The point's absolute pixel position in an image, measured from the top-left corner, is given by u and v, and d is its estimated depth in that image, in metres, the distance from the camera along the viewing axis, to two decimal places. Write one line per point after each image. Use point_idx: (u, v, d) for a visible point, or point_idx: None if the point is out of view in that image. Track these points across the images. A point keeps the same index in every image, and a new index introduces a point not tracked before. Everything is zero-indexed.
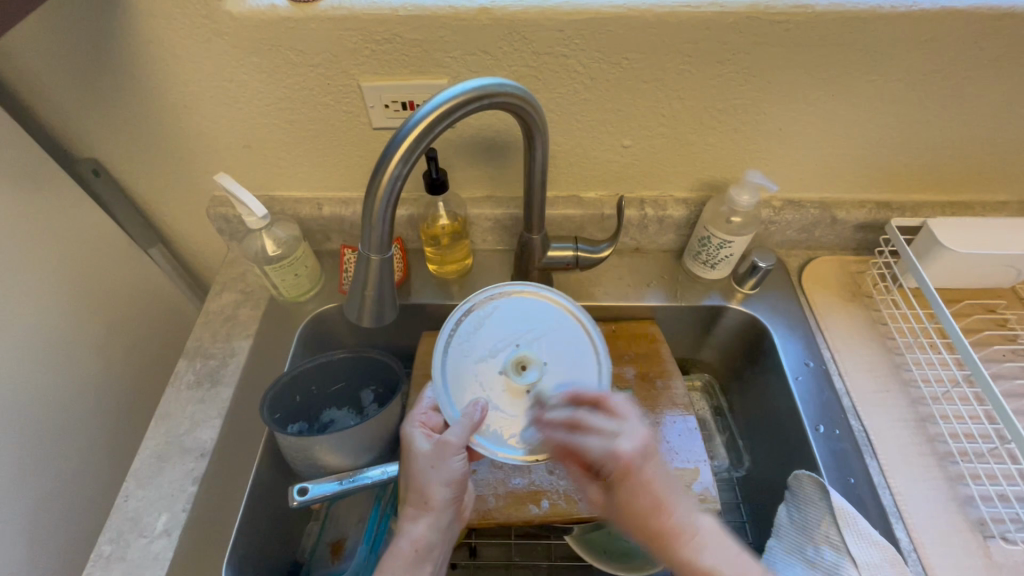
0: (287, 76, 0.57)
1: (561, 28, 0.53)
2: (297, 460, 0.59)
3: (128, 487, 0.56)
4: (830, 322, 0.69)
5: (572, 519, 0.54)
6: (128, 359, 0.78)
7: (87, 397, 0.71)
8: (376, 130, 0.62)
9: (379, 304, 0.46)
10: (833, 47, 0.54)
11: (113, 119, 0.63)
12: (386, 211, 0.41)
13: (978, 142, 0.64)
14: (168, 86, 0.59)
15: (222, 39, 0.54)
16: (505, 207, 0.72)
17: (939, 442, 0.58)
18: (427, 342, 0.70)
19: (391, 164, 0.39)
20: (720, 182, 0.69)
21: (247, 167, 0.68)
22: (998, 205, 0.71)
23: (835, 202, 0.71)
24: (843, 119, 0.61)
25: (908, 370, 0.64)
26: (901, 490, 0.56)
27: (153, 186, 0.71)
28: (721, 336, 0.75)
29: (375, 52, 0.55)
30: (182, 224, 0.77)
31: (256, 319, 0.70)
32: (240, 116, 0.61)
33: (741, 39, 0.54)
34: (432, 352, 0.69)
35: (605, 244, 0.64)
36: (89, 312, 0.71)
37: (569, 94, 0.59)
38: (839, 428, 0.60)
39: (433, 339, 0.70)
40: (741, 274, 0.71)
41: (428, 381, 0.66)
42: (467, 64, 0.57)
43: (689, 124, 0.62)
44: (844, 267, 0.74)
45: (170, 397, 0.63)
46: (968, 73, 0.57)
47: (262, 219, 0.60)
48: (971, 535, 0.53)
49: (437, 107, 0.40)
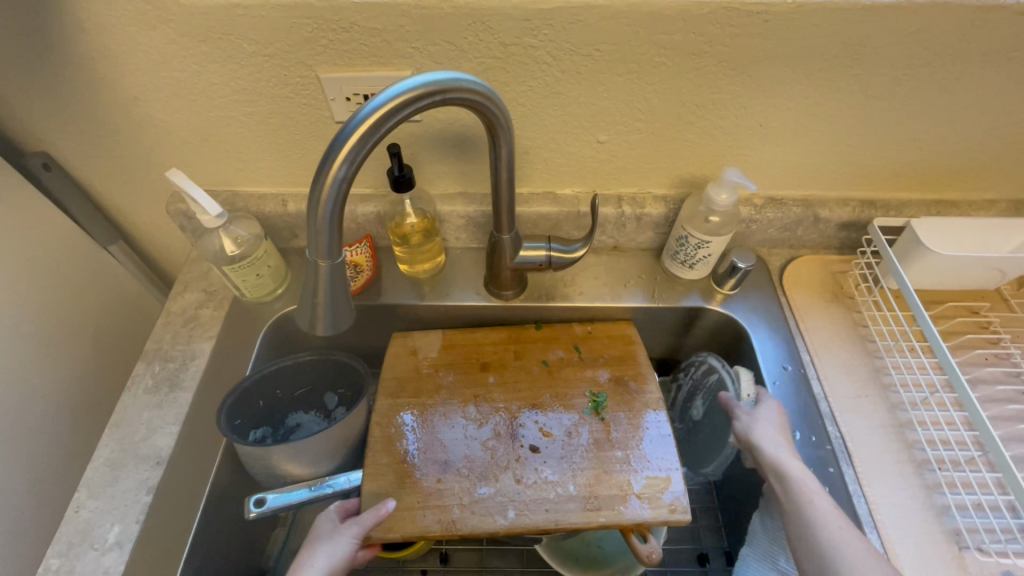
0: (241, 66, 0.54)
1: (529, 17, 0.50)
2: (257, 468, 0.57)
3: (79, 497, 0.54)
4: (809, 324, 0.67)
5: (534, 531, 0.53)
6: (86, 363, 0.75)
7: (42, 403, 0.69)
8: (339, 124, 0.59)
9: (331, 311, 0.44)
10: (815, 39, 0.52)
11: (58, 109, 0.59)
12: (332, 214, 0.38)
13: (964, 139, 0.62)
14: (114, 75, 0.55)
15: (169, 26, 0.51)
16: (477, 203, 0.69)
17: (917, 449, 0.57)
18: (396, 344, 0.67)
19: (334, 165, 0.37)
20: (700, 179, 0.66)
21: (206, 161, 0.65)
22: (985, 203, 0.69)
23: (818, 200, 0.69)
24: (827, 115, 0.59)
25: (887, 374, 0.62)
26: (877, 499, 0.54)
27: (107, 181, 0.68)
28: (701, 336, 0.73)
29: (333, 42, 0.52)
30: (142, 219, 0.74)
31: (218, 320, 0.67)
32: (194, 109, 0.58)
33: (718, 30, 0.51)
34: (401, 355, 0.66)
35: (578, 243, 0.61)
36: (42, 315, 0.68)
37: (539, 88, 0.56)
38: (816, 435, 0.59)
39: (401, 341, 0.68)
40: (720, 274, 0.68)
41: (395, 384, 0.64)
42: (431, 55, 0.53)
43: (665, 119, 0.59)
44: (826, 267, 0.72)
45: (126, 402, 0.60)
46: (954, 67, 0.54)
47: (218, 218, 0.57)
48: (946, 546, 0.52)
49: (383, 103, 0.37)
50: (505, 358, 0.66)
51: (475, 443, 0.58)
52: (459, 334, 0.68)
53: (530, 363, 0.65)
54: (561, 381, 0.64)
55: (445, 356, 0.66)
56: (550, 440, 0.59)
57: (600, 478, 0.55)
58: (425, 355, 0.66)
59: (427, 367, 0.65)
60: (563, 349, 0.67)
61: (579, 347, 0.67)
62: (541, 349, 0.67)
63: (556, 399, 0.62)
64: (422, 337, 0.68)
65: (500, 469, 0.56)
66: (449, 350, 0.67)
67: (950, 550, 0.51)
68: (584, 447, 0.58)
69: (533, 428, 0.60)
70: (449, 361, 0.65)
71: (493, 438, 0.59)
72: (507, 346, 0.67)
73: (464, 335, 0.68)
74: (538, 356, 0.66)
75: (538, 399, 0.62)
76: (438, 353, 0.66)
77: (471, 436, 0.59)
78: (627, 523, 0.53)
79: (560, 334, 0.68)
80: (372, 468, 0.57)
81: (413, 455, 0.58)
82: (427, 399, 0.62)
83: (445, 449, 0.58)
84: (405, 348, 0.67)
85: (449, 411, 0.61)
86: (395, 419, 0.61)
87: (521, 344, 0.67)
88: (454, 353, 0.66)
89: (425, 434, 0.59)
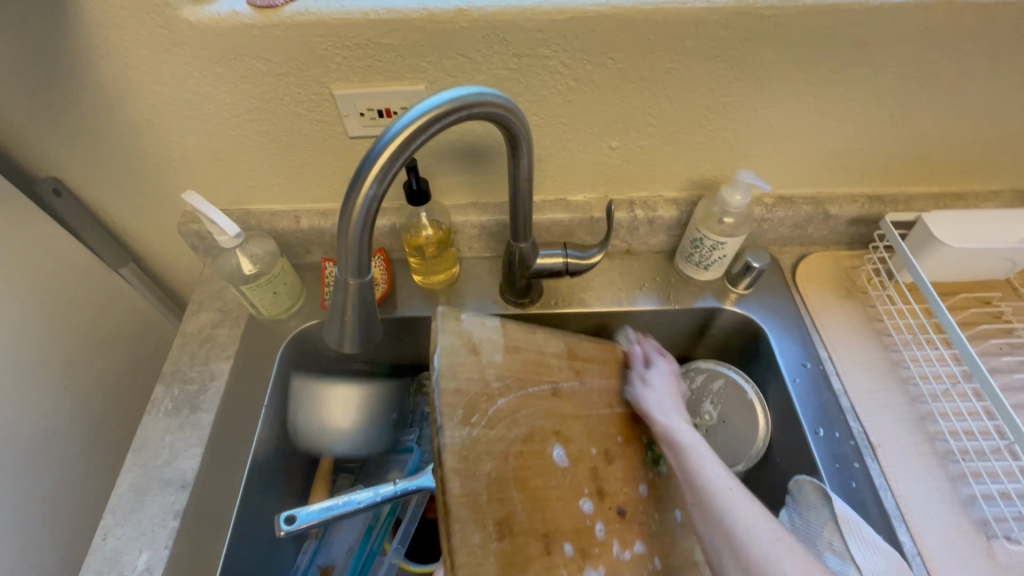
0: (254, 86, 0.54)
1: (543, 28, 0.50)
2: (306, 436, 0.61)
3: (105, 524, 0.54)
4: (825, 319, 0.67)
5: None
6: (102, 388, 0.74)
7: (59, 433, 0.68)
8: (353, 139, 0.59)
9: (359, 329, 0.44)
10: (826, 41, 0.52)
11: (69, 135, 0.59)
12: (363, 233, 0.38)
13: (971, 133, 0.62)
14: (126, 98, 0.55)
15: (182, 48, 0.51)
16: (491, 213, 0.69)
17: (940, 441, 0.58)
18: (451, 336, 0.49)
19: (366, 185, 0.37)
20: (712, 180, 0.67)
21: (218, 181, 0.64)
22: (991, 194, 0.70)
23: (827, 197, 0.69)
24: (836, 114, 0.59)
25: (906, 367, 0.63)
26: (903, 492, 0.55)
27: (118, 204, 0.68)
28: (716, 336, 0.74)
29: (347, 58, 0.52)
30: (153, 240, 0.74)
31: (235, 339, 0.67)
32: (208, 129, 0.58)
33: (730, 35, 0.51)
34: (459, 353, 0.49)
35: (595, 249, 0.61)
36: (57, 342, 0.68)
37: (552, 97, 0.56)
38: (839, 431, 0.59)
39: (455, 329, 0.50)
40: (735, 274, 0.69)
41: (463, 402, 0.46)
42: (445, 69, 0.54)
43: (678, 124, 0.60)
44: (838, 263, 0.73)
45: (147, 425, 0.60)
46: (961, 63, 0.55)
47: (235, 238, 0.57)
48: (975, 536, 0.52)
49: (411, 122, 0.37)
50: (568, 380, 0.55)
51: (568, 504, 0.48)
52: (521, 336, 0.54)
53: (590, 392, 0.56)
54: (620, 419, 0.57)
55: (511, 364, 0.51)
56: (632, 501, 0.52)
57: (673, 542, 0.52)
58: (488, 360, 0.50)
59: (496, 381, 0.49)
60: (612, 377, 0.59)
61: (626, 376, 0.60)
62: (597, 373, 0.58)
63: (624, 446, 0.55)
64: (478, 330, 0.51)
65: (597, 541, 0.47)
66: (515, 357, 0.52)
67: (979, 539, 0.52)
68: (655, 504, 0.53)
69: (614, 483, 0.52)
70: (517, 376, 0.51)
71: (582, 496, 0.49)
72: (568, 363, 0.56)
73: (525, 336, 0.55)
74: (594, 384, 0.57)
75: (610, 446, 0.54)
76: (504, 360, 0.51)
77: (564, 492, 0.48)
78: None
79: (607, 355, 0.60)
80: (466, 558, 0.40)
81: (515, 532, 0.43)
82: (508, 432, 0.47)
83: (546, 516, 0.46)
84: (464, 344, 0.49)
85: (535, 456, 0.48)
86: (481, 469, 0.44)
87: (578, 362, 0.57)
88: (520, 361, 0.52)
89: (516, 494, 0.45)
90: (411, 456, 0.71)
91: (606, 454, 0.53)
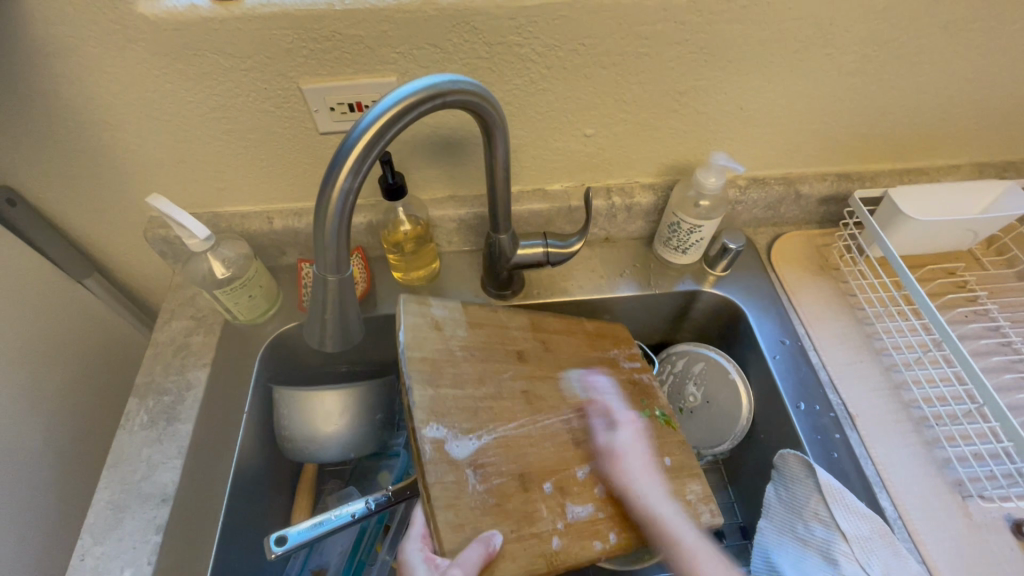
0: (217, 83, 0.52)
1: (513, 16, 0.50)
2: (287, 430, 0.63)
3: (82, 545, 0.52)
4: (801, 297, 0.69)
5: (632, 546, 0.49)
6: (71, 404, 0.71)
7: (24, 453, 0.65)
8: (324, 135, 0.58)
9: (341, 326, 0.43)
10: (791, 23, 0.53)
11: (19, 139, 0.56)
12: (340, 228, 0.38)
13: (931, 109, 0.65)
14: (81, 100, 0.53)
15: (139, 45, 0.49)
16: (469, 206, 0.69)
17: (914, 408, 0.60)
18: (412, 315, 0.52)
19: (341, 177, 0.36)
20: (687, 165, 0.67)
21: (185, 184, 0.62)
22: (951, 168, 0.73)
23: (797, 177, 0.71)
24: (802, 95, 0.61)
25: (879, 339, 0.65)
26: (882, 459, 0.57)
27: (79, 212, 0.65)
28: (697, 319, 0.75)
29: (313, 51, 0.51)
30: (118, 248, 0.71)
31: (211, 346, 0.65)
32: (170, 130, 0.56)
33: (698, 18, 0.52)
34: (423, 329, 0.51)
35: (574, 237, 0.61)
36: (20, 359, 0.65)
37: (526, 86, 0.56)
38: (818, 404, 0.61)
39: (417, 310, 0.52)
40: (712, 256, 0.70)
41: (428, 368, 0.49)
42: (416, 60, 0.53)
43: (651, 109, 0.60)
44: (810, 241, 0.74)
45: (121, 440, 0.57)
46: (919, 41, 0.57)
47: (206, 241, 0.55)
48: (951, 497, 0.54)
49: (383, 112, 0.36)
50: (536, 348, 0.57)
51: (542, 450, 0.50)
52: (482, 313, 0.56)
53: (561, 356, 0.58)
54: (596, 378, 0.59)
55: (475, 338, 0.54)
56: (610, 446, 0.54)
57: (658, 488, 0.53)
58: (453, 334, 0.53)
59: (460, 351, 0.52)
60: (583, 344, 0.61)
61: (595, 343, 0.62)
62: (568, 343, 0.60)
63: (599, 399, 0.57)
64: (440, 309, 0.54)
65: (576, 481, 0.50)
66: (478, 331, 0.54)
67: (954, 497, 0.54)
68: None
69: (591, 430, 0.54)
70: (482, 346, 0.54)
71: (558, 445, 0.51)
72: (534, 334, 0.58)
73: (487, 313, 0.57)
74: (566, 349, 0.59)
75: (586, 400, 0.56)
76: (466, 333, 0.53)
77: (537, 440, 0.50)
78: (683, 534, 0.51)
79: (575, 327, 0.62)
80: (441, 492, 0.43)
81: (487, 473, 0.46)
82: (475, 391, 0.50)
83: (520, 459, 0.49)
84: (428, 323, 0.52)
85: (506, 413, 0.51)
86: (449, 421, 0.47)
87: (544, 334, 0.59)
88: (482, 335, 0.55)
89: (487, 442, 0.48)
90: (398, 461, 0.69)
91: (580, 408, 0.55)
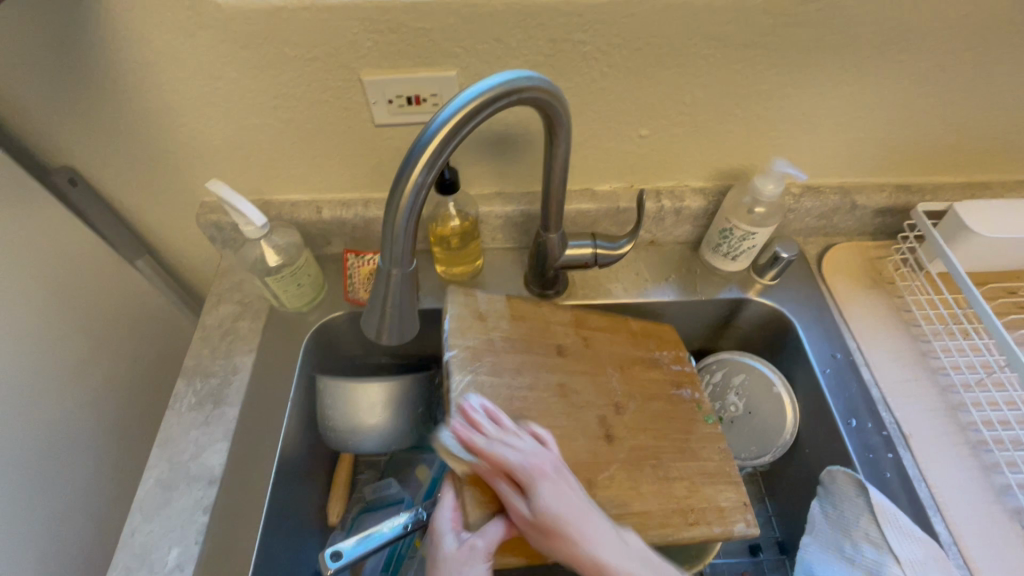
0: (279, 71, 0.53)
1: (581, 12, 0.49)
2: (333, 410, 0.64)
3: (132, 521, 0.53)
4: (853, 310, 0.67)
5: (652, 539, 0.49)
6: (121, 383, 0.74)
7: (76, 427, 0.67)
8: (379, 127, 0.58)
9: (399, 319, 0.43)
10: (866, 27, 0.52)
11: (85, 122, 0.57)
12: (410, 221, 0.37)
13: (1002, 122, 0.62)
14: (148, 84, 0.54)
15: (208, 32, 0.49)
16: (515, 204, 0.68)
17: (972, 431, 0.58)
18: (458, 306, 0.55)
19: (415, 171, 0.36)
20: (741, 169, 0.66)
21: (239, 171, 0.63)
22: (1016, 184, 0.70)
23: (854, 187, 0.69)
24: (869, 103, 0.59)
25: (936, 358, 0.63)
26: (937, 483, 0.55)
27: (135, 195, 0.66)
28: (741, 328, 0.73)
29: (378, 43, 0.51)
30: (168, 232, 0.72)
31: (257, 332, 0.66)
32: (230, 117, 0.57)
33: (769, 20, 0.51)
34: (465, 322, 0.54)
35: (624, 239, 0.60)
36: (73, 335, 0.66)
37: (586, 84, 0.55)
38: (871, 422, 0.59)
39: (463, 300, 0.56)
40: (762, 264, 0.68)
41: (469, 355, 0.52)
42: (478, 55, 0.52)
43: (710, 112, 0.59)
44: (863, 253, 0.72)
45: (170, 420, 0.59)
46: (997, 51, 0.54)
47: (261, 228, 0.56)
48: (1010, 526, 0.52)
49: (461, 107, 0.36)
50: (577, 345, 0.58)
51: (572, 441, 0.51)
52: (527, 307, 0.58)
53: (601, 355, 0.58)
54: (635, 379, 0.58)
55: (517, 330, 0.56)
56: (645, 445, 0.54)
57: (693, 489, 0.53)
58: (494, 327, 0.55)
59: (501, 342, 0.54)
60: (625, 342, 0.61)
61: (638, 343, 0.62)
62: (611, 342, 0.60)
63: (641, 404, 0.57)
64: (486, 301, 0.56)
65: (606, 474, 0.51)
66: (521, 325, 0.56)
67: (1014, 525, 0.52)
68: (674, 457, 0.54)
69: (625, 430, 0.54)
70: (523, 339, 0.55)
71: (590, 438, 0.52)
72: (576, 331, 0.59)
73: (530, 307, 0.58)
74: (607, 348, 0.59)
75: (621, 400, 0.56)
76: (509, 326, 0.55)
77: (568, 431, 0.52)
78: (717, 539, 0.51)
79: (619, 326, 0.62)
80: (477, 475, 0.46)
81: None
82: (511, 380, 0.52)
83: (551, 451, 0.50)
84: (472, 315, 0.55)
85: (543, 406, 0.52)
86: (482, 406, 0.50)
87: (586, 331, 0.59)
88: (524, 329, 0.56)
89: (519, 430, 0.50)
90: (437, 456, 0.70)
91: (616, 405, 0.55)
